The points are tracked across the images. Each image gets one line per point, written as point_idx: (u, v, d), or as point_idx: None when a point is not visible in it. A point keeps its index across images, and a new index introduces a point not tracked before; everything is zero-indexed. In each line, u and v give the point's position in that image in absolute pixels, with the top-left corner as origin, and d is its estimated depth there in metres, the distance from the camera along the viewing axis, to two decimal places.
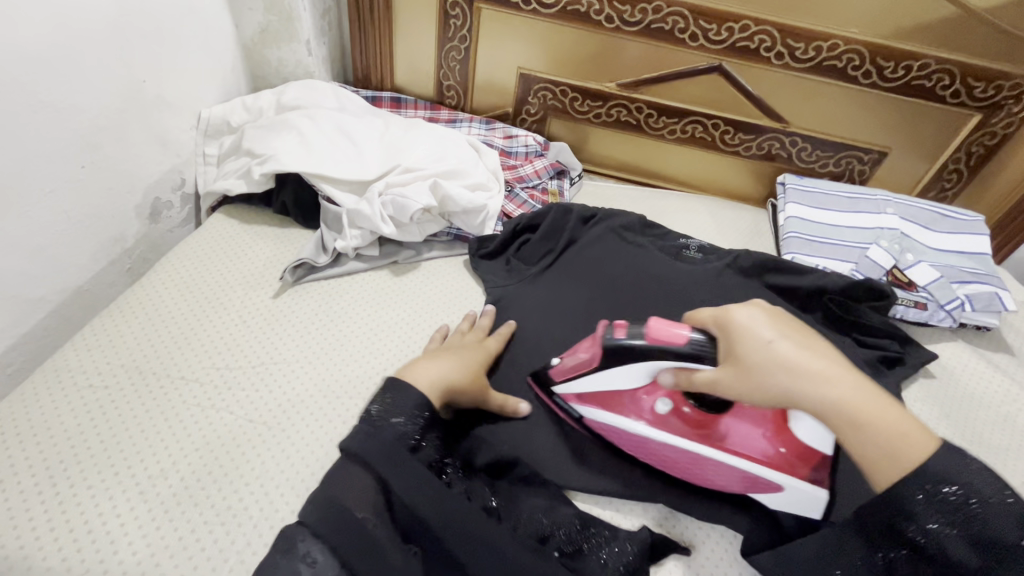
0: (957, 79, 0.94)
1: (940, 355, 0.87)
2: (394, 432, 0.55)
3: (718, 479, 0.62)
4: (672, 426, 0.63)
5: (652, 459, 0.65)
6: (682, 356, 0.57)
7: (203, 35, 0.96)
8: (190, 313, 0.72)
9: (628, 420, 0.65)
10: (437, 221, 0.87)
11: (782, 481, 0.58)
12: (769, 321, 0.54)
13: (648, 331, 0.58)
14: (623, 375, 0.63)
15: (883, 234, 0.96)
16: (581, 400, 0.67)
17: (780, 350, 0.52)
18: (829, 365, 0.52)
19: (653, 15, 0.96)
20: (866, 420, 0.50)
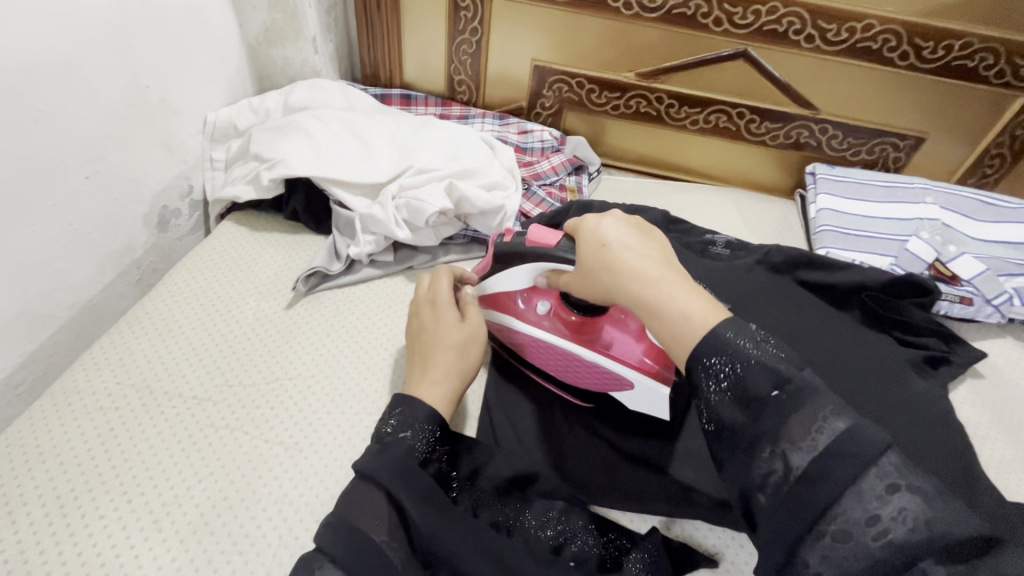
0: (1001, 58, 0.88)
1: (989, 353, 0.82)
2: (404, 446, 0.52)
3: (587, 380, 0.66)
4: (550, 326, 0.67)
5: (539, 363, 0.69)
6: (552, 258, 0.62)
7: (207, 36, 0.93)
8: (199, 327, 0.69)
9: (513, 318, 0.69)
10: (454, 223, 0.83)
11: (633, 376, 0.62)
12: (620, 225, 0.55)
13: (528, 234, 0.64)
14: (512, 275, 0.67)
15: (923, 226, 0.90)
16: (483, 302, 0.72)
17: (613, 251, 0.53)
18: (659, 264, 0.51)
19: (675, 0, 0.91)
20: (669, 302, 0.48)
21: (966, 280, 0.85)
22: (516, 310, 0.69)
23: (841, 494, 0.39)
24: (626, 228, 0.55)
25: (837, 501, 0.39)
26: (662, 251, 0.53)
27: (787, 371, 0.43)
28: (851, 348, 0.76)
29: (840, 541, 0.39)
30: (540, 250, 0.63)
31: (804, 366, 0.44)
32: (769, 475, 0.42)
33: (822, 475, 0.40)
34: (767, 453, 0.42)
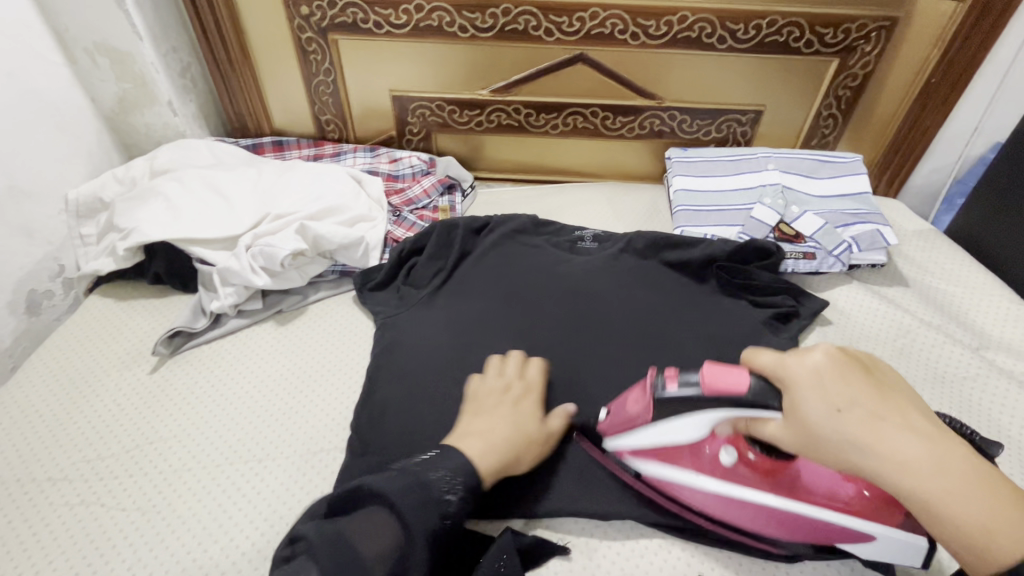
0: (806, 30, 0.95)
1: (834, 301, 0.88)
2: (417, 478, 0.53)
3: (807, 533, 0.56)
4: (743, 480, 0.56)
5: (737, 520, 0.58)
6: (749, 406, 0.50)
7: (55, 116, 0.93)
8: (58, 408, 0.69)
9: (693, 475, 0.58)
10: (318, 261, 0.85)
11: (877, 531, 0.53)
12: (833, 376, 0.47)
13: (707, 381, 0.51)
14: (683, 430, 0.55)
15: (766, 192, 0.97)
16: (643, 455, 0.61)
17: (849, 420, 0.45)
18: (907, 432, 0.44)
19: (504, 18, 0.97)
20: (915, 483, 0.43)
21: (808, 236, 0.91)
22: (686, 460, 0.59)
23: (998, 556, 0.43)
24: (869, 398, 0.46)
25: None
26: (884, 403, 0.46)
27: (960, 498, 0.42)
28: (703, 318, 0.80)
29: None
30: (727, 398, 0.51)
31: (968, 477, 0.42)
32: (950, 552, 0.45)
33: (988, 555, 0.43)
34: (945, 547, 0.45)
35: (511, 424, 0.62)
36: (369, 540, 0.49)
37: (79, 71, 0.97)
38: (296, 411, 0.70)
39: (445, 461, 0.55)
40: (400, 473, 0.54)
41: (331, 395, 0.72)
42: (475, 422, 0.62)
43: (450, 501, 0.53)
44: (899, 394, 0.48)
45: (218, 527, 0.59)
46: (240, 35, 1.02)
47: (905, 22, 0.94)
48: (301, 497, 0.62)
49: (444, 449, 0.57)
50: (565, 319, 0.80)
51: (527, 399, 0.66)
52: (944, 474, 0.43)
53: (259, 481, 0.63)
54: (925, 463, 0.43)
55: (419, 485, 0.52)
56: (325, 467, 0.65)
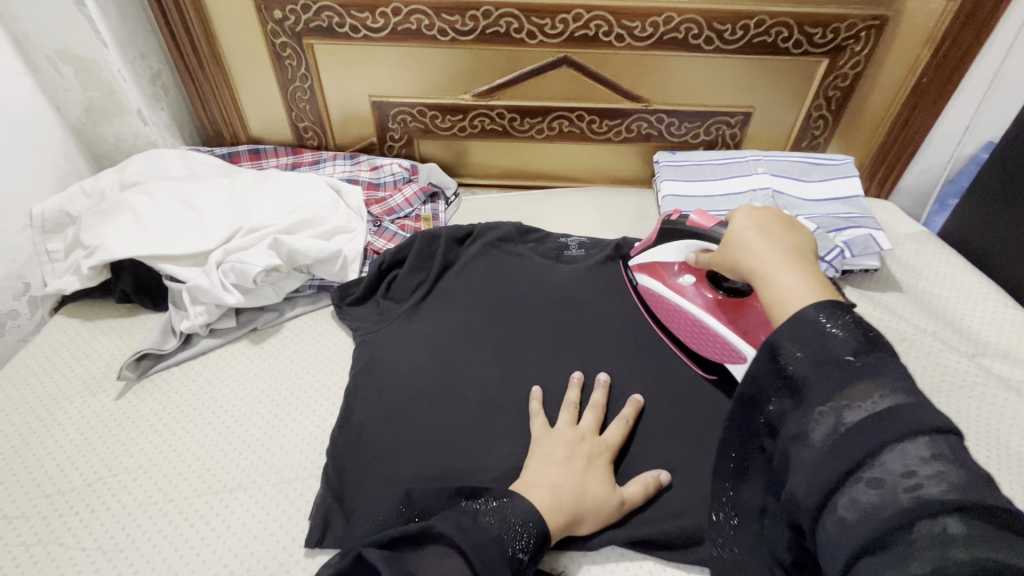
0: (795, 30, 0.93)
1: None
2: (489, 530, 0.50)
3: (711, 351, 0.69)
4: (693, 299, 0.71)
5: (675, 328, 0.73)
6: (707, 240, 0.65)
7: (18, 127, 0.89)
8: (17, 438, 0.66)
9: (659, 286, 0.74)
10: (294, 276, 0.82)
11: (752, 354, 0.64)
12: (767, 213, 0.54)
13: (691, 216, 0.68)
14: (666, 250, 0.73)
15: (756, 196, 0.94)
16: (638, 269, 0.78)
17: (743, 235, 0.53)
18: (783, 250, 0.49)
19: (485, 21, 0.93)
20: (773, 279, 0.47)
21: None
22: (665, 276, 0.74)
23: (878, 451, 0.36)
24: (767, 221, 0.53)
25: (867, 458, 0.36)
26: (799, 240, 0.51)
27: (863, 340, 0.40)
28: None
29: (874, 489, 0.35)
30: (699, 231, 0.67)
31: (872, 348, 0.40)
32: (818, 426, 0.39)
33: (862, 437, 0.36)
34: (822, 413, 0.39)
35: (580, 478, 0.58)
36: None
37: (43, 80, 0.93)
38: (271, 436, 0.67)
39: (530, 528, 0.52)
40: (468, 522, 0.50)
41: (307, 418, 0.69)
42: (543, 470, 0.58)
43: (522, 560, 0.50)
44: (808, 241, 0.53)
45: (184, 566, 0.56)
46: (212, 40, 0.98)
47: (895, 21, 0.92)
48: (274, 529, 0.59)
49: (508, 499, 0.54)
50: (551, 332, 0.77)
51: (602, 458, 0.61)
52: (783, 259, 0.48)
53: (230, 514, 0.60)
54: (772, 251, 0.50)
55: (493, 539, 0.49)
56: (301, 498, 0.61)
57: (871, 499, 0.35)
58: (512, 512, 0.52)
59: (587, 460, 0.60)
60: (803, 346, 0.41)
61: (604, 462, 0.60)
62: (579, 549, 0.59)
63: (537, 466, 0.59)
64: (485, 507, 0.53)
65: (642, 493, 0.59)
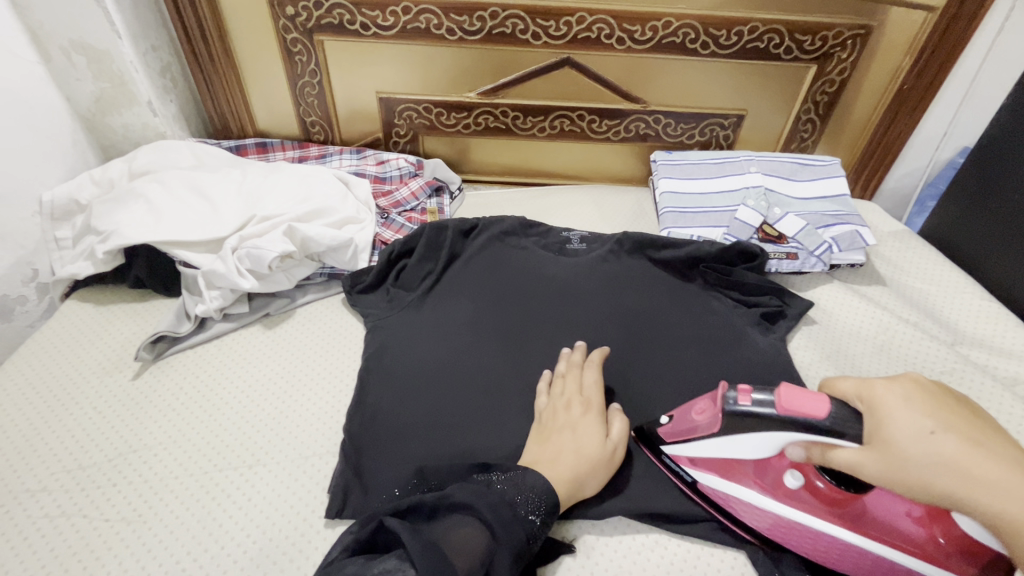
0: (786, 37, 0.98)
1: (817, 300, 0.91)
2: (501, 496, 0.54)
3: (849, 562, 0.56)
4: (807, 505, 0.56)
5: (783, 536, 0.59)
6: (823, 435, 0.49)
7: (30, 116, 0.90)
8: (36, 416, 0.67)
9: (753, 492, 0.58)
10: (306, 263, 0.84)
11: (924, 570, 0.53)
12: (918, 402, 0.46)
13: (782, 400, 0.51)
14: (745, 447, 0.56)
15: (749, 194, 0.99)
16: (699, 467, 0.61)
17: (944, 444, 0.44)
18: (1005, 466, 0.43)
19: (492, 21, 0.97)
20: (1019, 524, 0.41)
21: (791, 238, 0.93)
22: (746, 479, 0.59)
23: None
24: (949, 419, 0.45)
25: None
26: (982, 435, 0.45)
27: None
28: (690, 318, 0.82)
29: None
30: (801, 420, 0.50)
31: None
32: None
33: None
34: None
35: (586, 449, 0.61)
36: (462, 550, 0.48)
37: (55, 70, 0.95)
38: (286, 415, 0.69)
39: (541, 496, 0.55)
40: (482, 489, 0.55)
41: (322, 398, 0.71)
42: (550, 443, 0.62)
43: (533, 522, 0.54)
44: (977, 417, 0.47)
45: (207, 535, 0.58)
46: (223, 34, 1.00)
47: (879, 30, 0.98)
48: (294, 500, 0.61)
49: (517, 469, 0.58)
50: (556, 318, 0.81)
51: (589, 416, 0.64)
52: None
53: (250, 487, 0.62)
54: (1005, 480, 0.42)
55: (505, 503, 0.53)
56: (318, 472, 0.64)
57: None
58: (523, 482, 0.56)
59: (579, 427, 0.63)
60: None
61: (592, 421, 0.63)
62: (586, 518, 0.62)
63: (545, 439, 0.62)
64: (496, 477, 0.57)
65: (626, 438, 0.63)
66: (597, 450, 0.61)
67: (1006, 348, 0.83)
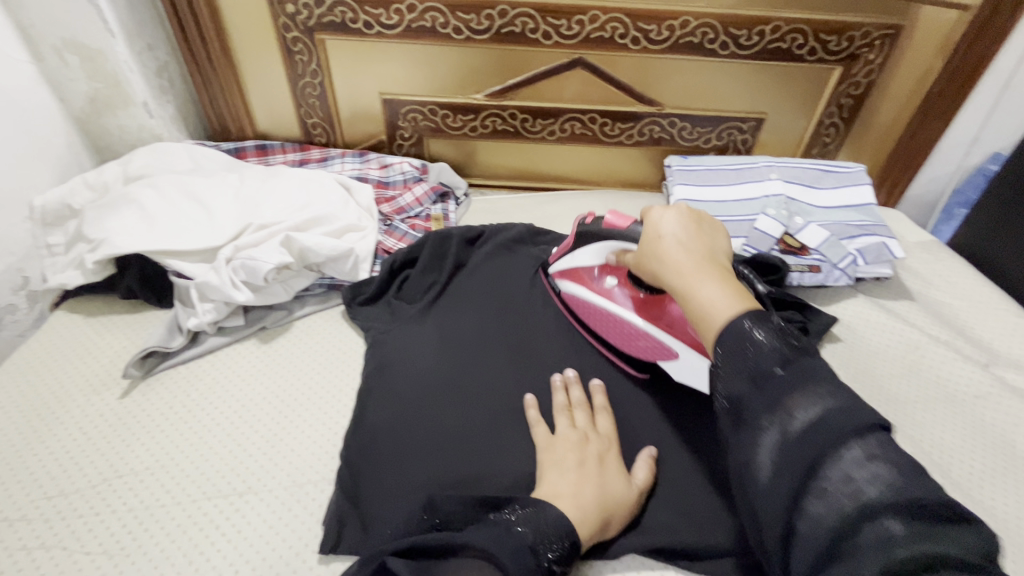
0: (810, 37, 0.93)
1: (842, 315, 0.86)
2: (522, 539, 0.48)
3: (641, 350, 0.69)
4: (620, 298, 0.71)
5: (606, 333, 0.72)
6: (627, 240, 0.65)
7: (20, 117, 0.87)
8: (19, 436, 0.64)
9: (586, 290, 0.73)
10: (305, 274, 0.80)
11: (682, 352, 0.65)
12: (674, 217, 0.58)
13: (606, 217, 0.67)
14: (586, 254, 0.72)
15: (769, 202, 0.94)
16: (561, 276, 0.77)
17: (663, 244, 0.56)
18: (699, 263, 0.53)
19: (500, 20, 0.93)
20: (694, 295, 0.51)
21: (813, 249, 0.89)
22: (586, 281, 0.74)
23: (824, 458, 0.40)
24: (684, 226, 0.57)
25: (817, 468, 0.40)
26: (704, 244, 0.56)
27: (788, 350, 0.45)
28: None
29: (818, 497, 0.39)
30: (616, 232, 0.66)
31: (813, 374, 0.44)
32: (769, 439, 0.42)
33: (815, 432, 0.41)
34: (767, 421, 0.43)
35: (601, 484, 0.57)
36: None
37: (47, 69, 0.91)
38: (281, 439, 0.65)
39: (563, 537, 0.50)
40: (500, 531, 0.49)
41: (319, 419, 0.67)
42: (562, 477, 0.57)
43: (554, 569, 0.49)
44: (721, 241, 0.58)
45: (193, 570, 0.54)
46: (221, 33, 0.97)
47: (910, 30, 0.92)
48: (287, 533, 0.57)
49: (535, 505, 0.53)
50: (566, 335, 0.76)
51: (610, 453, 0.61)
52: (705, 267, 0.52)
53: (241, 518, 0.58)
54: (693, 255, 0.54)
55: (528, 548, 0.48)
56: (314, 502, 0.60)
57: (820, 510, 0.39)
58: (546, 521, 0.51)
59: (599, 460, 0.59)
60: (734, 361, 0.46)
61: (614, 458, 0.60)
62: (603, 558, 0.58)
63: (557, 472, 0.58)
64: (513, 515, 0.52)
65: (648, 479, 0.61)
66: (611, 483, 0.57)
67: None
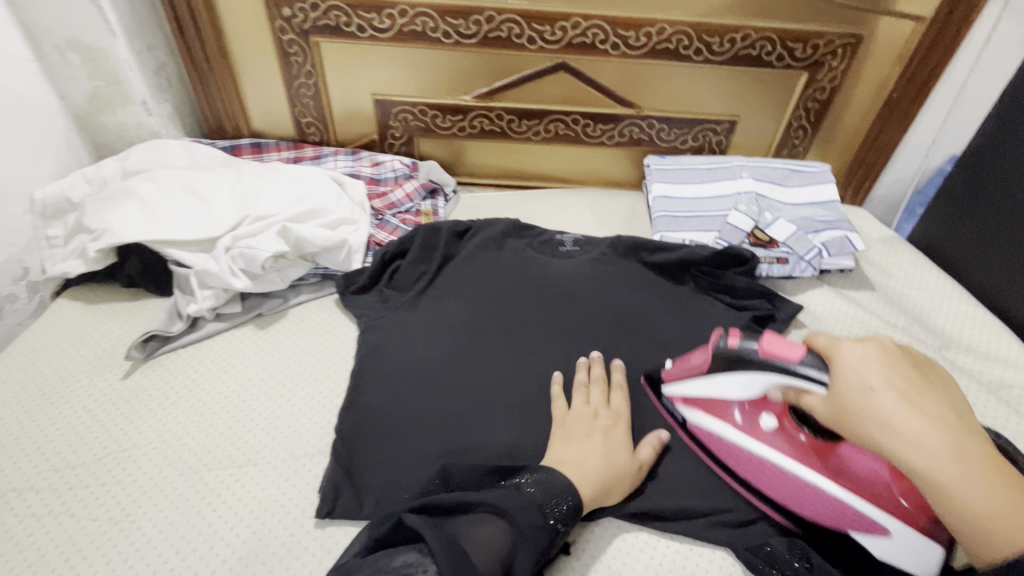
0: (778, 44, 0.99)
1: (808, 304, 0.91)
2: (529, 498, 0.54)
3: (816, 511, 0.59)
4: (779, 444, 0.61)
5: (758, 480, 0.62)
6: (795, 378, 0.56)
7: (23, 114, 0.90)
8: (26, 415, 0.66)
9: (729, 428, 0.64)
10: (300, 264, 0.84)
11: (889, 523, 0.55)
12: (880, 366, 0.51)
13: (762, 342, 0.58)
14: (730, 385, 0.62)
15: (741, 199, 1.00)
16: (686, 403, 0.68)
17: (882, 402, 0.49)
18: (938, 429, 0.47)
19: (488, 25, 0.98)
20: (959, 501, 0.45)
21: (781, 242, 0.95)
22: (727, 415, 0.64)
23: None
24: (904, 384, 0.50)
25: None
26: (945, 412, 0.49)
27: None
28: (682, 322, 0.82)
29: None
30: (777, 365, 0.57)
31: None
32: None
33: None
34: None
35: (578, 451, 0.61)
36: (486, 555, 0.49)
37: (48, 67, 0.95)
38: (278, 416, 0.68)
39: (568, 497, 0.56)
40: (509, 491, 0.54)
41: (314, 397, 0.71)
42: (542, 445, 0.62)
43: (556, 526, 0.54)
44: (945, 391, 0.52)
45: (195, 534, 0.57)
46: (220, 35, 1.01)
47: (869, 39, 0.99)
48: (284, 500, 0.61)
49: (544, 471, 0.58)
50: (550, 321, 0.81)
51: (617, 427, 0.66)
52: (966, 462, 0.46)
53: (240, 486, 0.62)
54: (942, 441, 0.47)
55: (533, 505, 0.53)
56: (309, 471, 0.63)
57: None
58: (552, 483, 0.56)
59: (605, 432, 0.64)
60: None
61: (621, 431, 0.65)
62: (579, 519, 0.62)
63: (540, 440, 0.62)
64: (524, 478, 0.57)
65: (653, 457, 0.64)
66: (621, 457, 0.62)
67: (992, 353, 0.84)
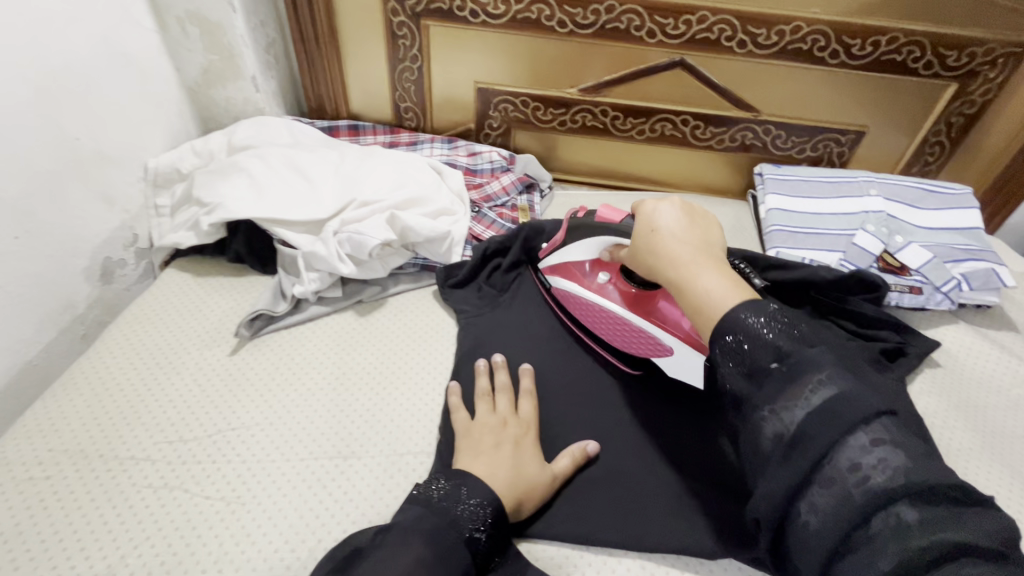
0: (928, 50, 0.90)
1: (943, 341, 0.82)
2: (445, 514, 0.51)
3: (633, 344, 0.70)
4: (610, 295, 0.71)
5: (595, 329, 0.73)
6: (619, 233, 0.67)
7: (143, 84, 0.92)
8: (140, 383, 0.67)
9: (578, 287, 0.73)
10: (401, 253, 0.82)
11: (677, 346, 0.65)
12: (667, 213, 0.60)
13: (599, 210, 0.70)
14: (579, 248, 0.72)
15: (869, 218, 0.91)
16: (550, 272, 0.77)
17: (659, 238, 0.58)
18: (699, 248, 0.56)
19: (607, 15, 0.92)
20: (697, 287, 0.53)
21: (913, 270, 0.86)
22: (579, 277, 0.74)
23: None
24: (679, 216, 0.60)
25: None
26: (699, 234, 0.58)
27: None
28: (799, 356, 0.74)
29: None
30: (606, 224, 0.69)
31: None
32: None
33: None
34: None
35: (510, 463, 0.58)
36: None
37: (168, 39, 0.96)
38: (381, 411, 0.67)
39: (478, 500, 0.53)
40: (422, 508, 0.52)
41: (415, 393, 0.69)
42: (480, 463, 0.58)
43: (478, 539, 0.51)
44: (712, 230, 0.60)
45: (305, 527, 0.56)
46: (331, 13, 0.99)
47: None
48: (389, 500, 0.59)
49: (458, 478, 0.55)
50: None
51: (528, 438, 0.62)
52: (700, 253, 0.56)
53: (346, 480, 0.60)
54: (687, 245, 0.57)
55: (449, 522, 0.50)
56: (413, 473, 0.61)
57: None
58: (462, 496, 0.53)
59: (516, 443, 0.60)
60: None
61: (531, 443, 0.61)
62: (702, 557, 0.57)
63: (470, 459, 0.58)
64: (438, 489, 0.54)
65: (571, 467, 0.61)
66: (532, 468, 0.59)
67: None
